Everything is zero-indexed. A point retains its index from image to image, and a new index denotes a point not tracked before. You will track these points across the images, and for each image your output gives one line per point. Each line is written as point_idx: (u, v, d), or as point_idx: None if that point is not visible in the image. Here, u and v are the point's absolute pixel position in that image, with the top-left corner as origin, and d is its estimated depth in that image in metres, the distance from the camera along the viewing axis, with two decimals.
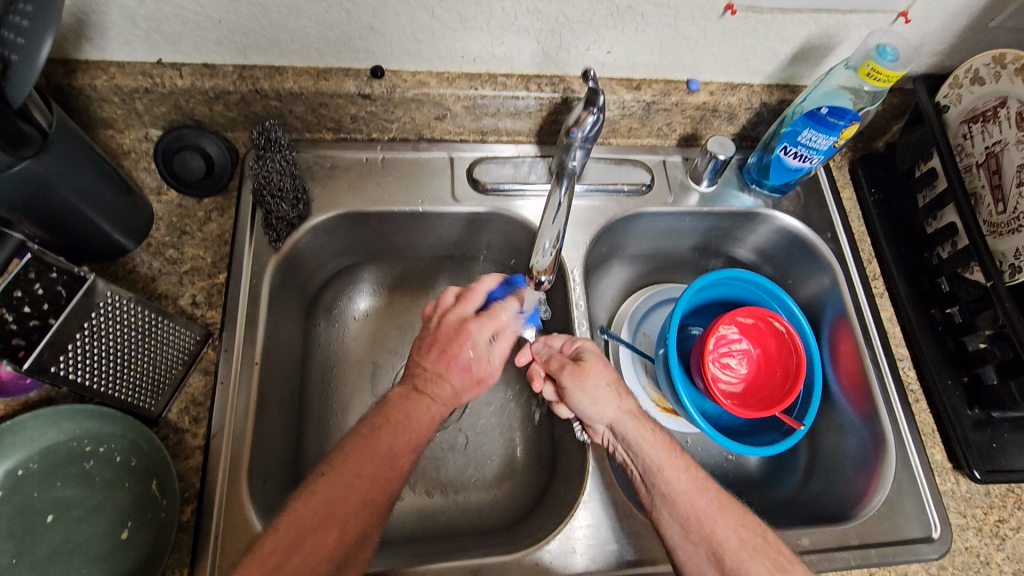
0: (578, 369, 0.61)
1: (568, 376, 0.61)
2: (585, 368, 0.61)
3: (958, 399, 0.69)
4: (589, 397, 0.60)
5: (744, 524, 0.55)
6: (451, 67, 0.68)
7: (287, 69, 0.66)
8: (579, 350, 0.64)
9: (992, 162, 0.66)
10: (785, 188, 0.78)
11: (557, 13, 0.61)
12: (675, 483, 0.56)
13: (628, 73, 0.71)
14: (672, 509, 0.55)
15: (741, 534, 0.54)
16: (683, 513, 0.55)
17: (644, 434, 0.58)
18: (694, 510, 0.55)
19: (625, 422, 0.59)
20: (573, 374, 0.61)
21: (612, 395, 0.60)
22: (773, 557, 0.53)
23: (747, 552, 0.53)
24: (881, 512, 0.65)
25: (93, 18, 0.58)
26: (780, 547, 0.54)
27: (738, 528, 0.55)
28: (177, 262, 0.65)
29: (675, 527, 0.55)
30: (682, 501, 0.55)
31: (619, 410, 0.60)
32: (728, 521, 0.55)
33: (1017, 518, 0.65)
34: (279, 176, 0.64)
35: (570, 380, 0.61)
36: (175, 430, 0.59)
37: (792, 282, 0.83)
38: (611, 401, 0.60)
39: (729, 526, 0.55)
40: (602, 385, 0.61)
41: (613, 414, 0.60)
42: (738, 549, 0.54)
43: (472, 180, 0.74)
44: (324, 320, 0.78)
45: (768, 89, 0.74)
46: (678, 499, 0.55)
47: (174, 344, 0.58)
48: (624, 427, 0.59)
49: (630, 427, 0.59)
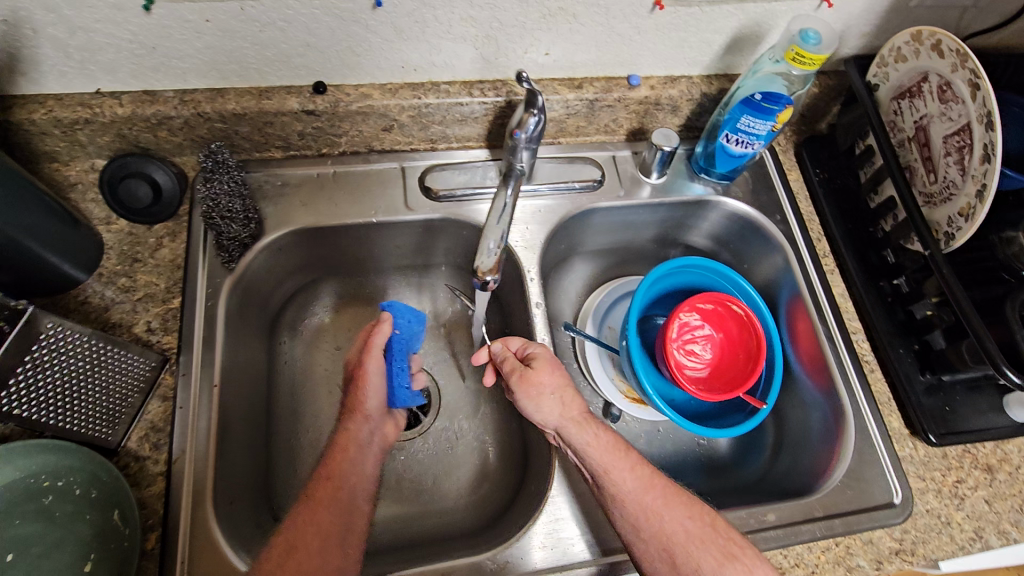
0: (523, 377, 0.62)
1: (516, 383, 0.62)
2: (528, 377, 0.62)
3: (911, 366, 0.71)
4: (534, 404, 0.61)
5: (691, 515, 0.56)
6: (392, 78, 0.69)
7: (229, 91, 0.66)
8: (530, 354, 0.64)
9: (921, 135, 0.68)
10: (733, 174, 0.80)
11: (490, 19, 0.62)
12: (621, 483, 0.57)
13: (569, 73, 0.73)
14: (622, 509, 0.56)
15: (687, 525, 0.55)
16: (631, 511, 0.56)
17: (589, 439, 0.59)
18: (641, 508, 0.56)
19: (569, 429, 0.60)
20: (521, 382, 0.62)
21: (556, 402, 0.61)
22: (720, 544, 0.54)
23: (695, 544, 0.54)
24: (844, 483, 0.66)
25: (26, 53, 0.57)
26: (728, 534, 0.55)
27: (686, 520, 0.55)
28: (130, 290, 0.65)
29: (625, 523, 0.56)
30: (630, 499, 0.56)
31: (563, 417, 0.60)
32: (675, 514, 0.56)
33: (974, 477, 0.67)
34: (228, 198, 0.64)
35: (517, 387, 0.62)
36: (136, 458, 0.58)
37: (748, 266, 0.85)
38: (555, 407, 0.61)
39: (676, 518, 0.55)
40: (545, 391, 0.61)
41: (561, 419, 0.60)
42: (685, 542, 0.54)
43: (424, 188, 0.75)
44: (288, 337, 0.78)
45: (706, 79, 0.76)
46: (626, 499, 0.56)
47: (129, 373, 0.58)
48: (567, 433, 0.60)
49: (573, 432, 0.59)
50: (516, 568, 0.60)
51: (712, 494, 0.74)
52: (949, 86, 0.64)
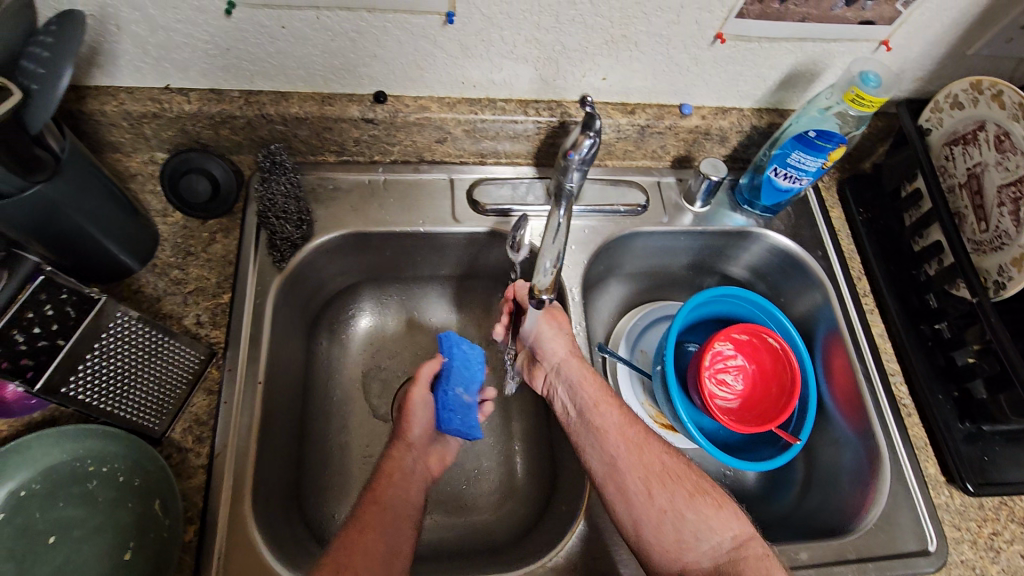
0: (549, 312, 0.71)
1: (540, 312, 0.70)
2: (551, 313, 0.71)
3: (950, 413, 0.70)
4: (548, 337, 0.70)
5: (668, 453, 0.65)
6: (451, 93, 0.70)
7: (292, 95, 0.68)
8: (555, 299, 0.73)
9: (974, 182, 0.68)
10: (777, 208, 0.80)
11: (554, 42, 0.64)
12: (607, 417, 0.66)
13: (623, 98, 0.74)
14: (605, 443, 0.64)
15: (665, 459, 0.64)
16: (612, 445, 0.64)
17: (586, 376, 0.68)
18: (624, 441, 0.64)
19: (571, 365, 0.68)
20: (545, 313, 0.70)
21: (567, 340, 0.70)
22: (692, 481, 0.62)
23: (669, 477, 0.62)
24: (878, 526, 0.66)
25: (106, 47, 0.59)
26: (699, 474, 0.64)
27: (663, 456, 0.64)
28: (182, 282, 0.66)
29: (605, 456, 0.64)
30: (614, 432, 0.65)
31: (568, 352, 0.69)
32: (654, 450, 0.65)
33: (1011, 530, 0.66)
34: (284, 199, 0.66)
35: (540, 315, 0.70)
36: (178, 449, 0.59)
37: (785, 300, 0.85)
38: (565, 344, 0.70)
39: (654, 453, 0.64)
40: (563, 330, 0.70)
41: (565, 356, 0.69)
42: (661, 473, 0.63)
43: (472, 201, 0.76)
44: (326, 339, 0.79)
45: (757, 113, 0.77)
46: (611, 432, 0.65)
47: (178, 364, 0.59)
48: (568, 367, 0.69)
49: (574, 368, 0.68)
50: None
51: None
52: (1007, 136, 0.64)
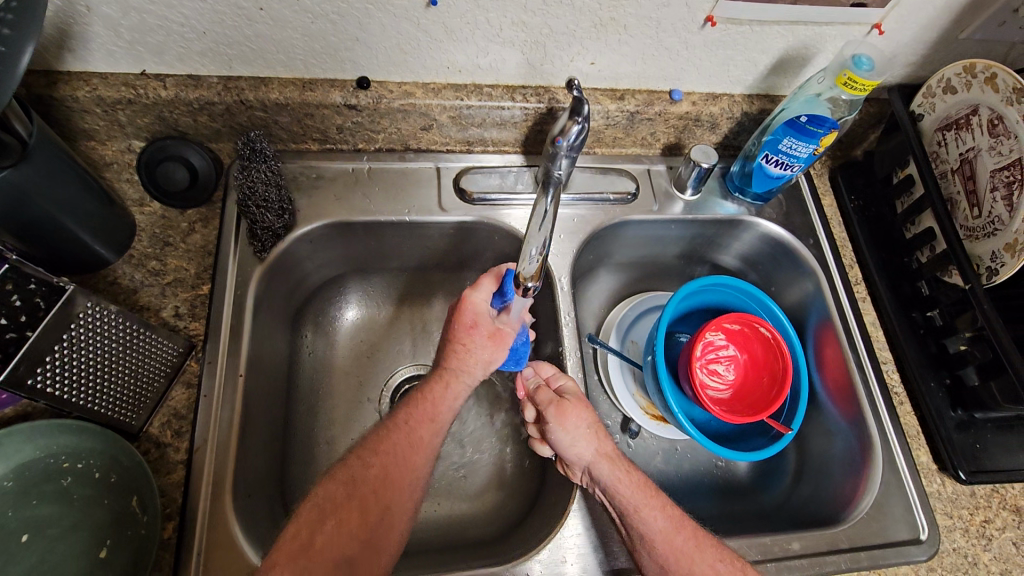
0: (559, 409, 0.61)
1: (552, 415, 0.61)
2: (564, 409, 0.61)
3: (942, 401, 0.70)
4: (569, 437, 0.60)
5: (721, 558, 0.56)
6: (436, 78, 0.69)
7: (273, 80, 0.66)
8: (559, 387, 0.65)
9: (966, 168, 0.67)
10: (768, 196, 0.79)
11: (541, 25, 0.62)
12: (653, 524, 0.56)
13: (612, 84, 0.72)
14: (651, 551, 0.56)
15: (719, 569, 0.55)
16: (661, 553, 0.55)
17: (620, 476, 0.58)
18: (672, 549, 0.55)
19: (601, 466, 0.59)
20: (557, 414, 0.61)
21: (590, 437, 0.60)
22: None
23: None
24: (870, 515, 0.65)
25: (76, 29, 0.57)
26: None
27: (716, 563, 0.55)
28: (160, 274, 0.65)
29: (653, 566, 0.56)
30: (660, 541, 0.56)
31: (597, 452, 0.59)
32: (706, 557, 0.56)
33: (1002, 518, 0.66)
34: (265, 187, 0.64)
35: (553, 419, 0.61)
36: (156, 445, 0.57)
37: (776, 289, 0.84)
38: (590, 442, 0.60)
39: (706, 561, 0.55)
40: (582, 426, 0.61)
41: (596, 453, 0.59)
42: None
43: (458, 190, 0.75)
44: (311, 331, 0.77)
45: (748, 99, 0.76)
46: (657, 540, 0.56)
47: (156, 357, 0.57)
48: (599, 470, 0.59)
49: (606, 471, 0.58)
50: None
51: (729, 518, 0.73)
52: (1000, 120, 0.63)
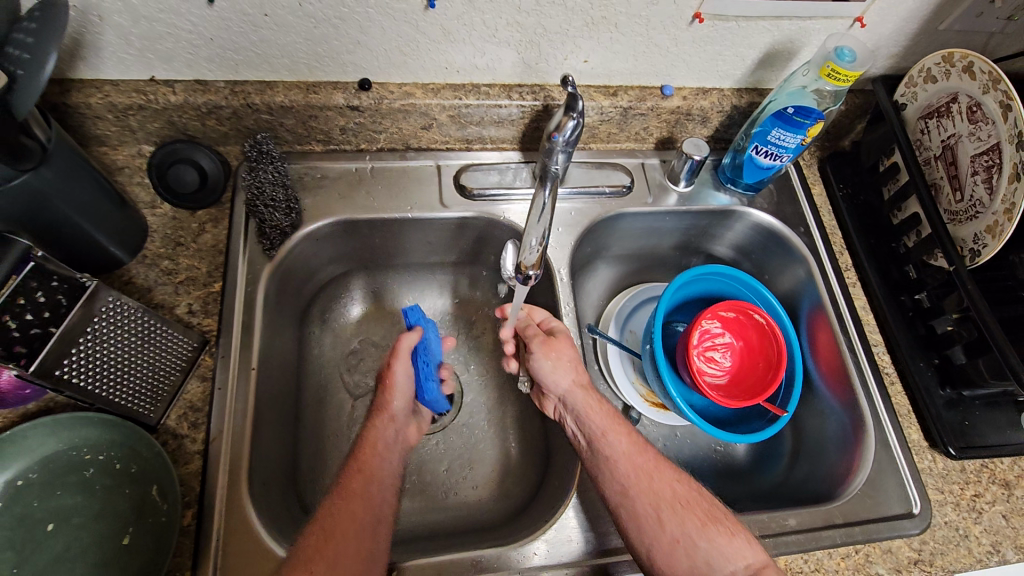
0: (547, 341, 0.66)
1: (538, 344, 0.66)
2: (551, 342, 0.66)
3: (931, 380, 0.72)
4: (551, 367, 0.65)
5: (677, 479, 0.61)
6: (435, 79, 0.71)
7: (277, 84, 0.68)
8: (549, 326, 0.69)
9: (949, 154, 0.70)
10: (759, 186, 0.81)
11: (535, 25, 0.65)
12: (617, 445, 0.61)
13: (605, 81, 0.75)
14: (614, 470, 0.60)
15: (675, 487, 0.60)
16: (623, 472, 0.60)
17: (592, 405, 0.64)
18: (633, 468, 0.60)
19: (576, 393, 0.64)
20: (543, 344, 0.66)
21: (572, 370, 0.65)
22: (703, 506, 0.59)
23: (680, 504, 0.59)
24: (863, 491, 0.67)
25: (89, 39, 0.60)
26: (710, 500, 0.60)
27: (673, 483, 0.60)
28: (173, 273, 0.67)
29: (614, 484, 0.60)
30: (623, 460, 0.61)
31: (573, 383, 0.65)
32: (664, 476, 0.60)
33: (992, 492, 0.68)
34: (272, 187, 0.66)
35: (539, 347, 0.65)
36: (174, 436, 0.59)
37: (769, 277, 0.87)
38: (570, 374, 0.65)
39: (664, 480, 0.60)
40: (564, 359, 0.65)
41: (571, 383, 0.65)
42: (671, 501, 0.59)
43: (459, 186, 0.77)
44: (318, 327, 0.79)
45: (737, 93, 0.78)
46: (620, 459, 0.61)
47: (172, 352, 0.59)
48: (574, 397, 0.64)
49: (580, 398, 0.64)
50: (539, 563, 0.61)
51: (729, 499, 0.75)
52: (979, 107, 0.65)
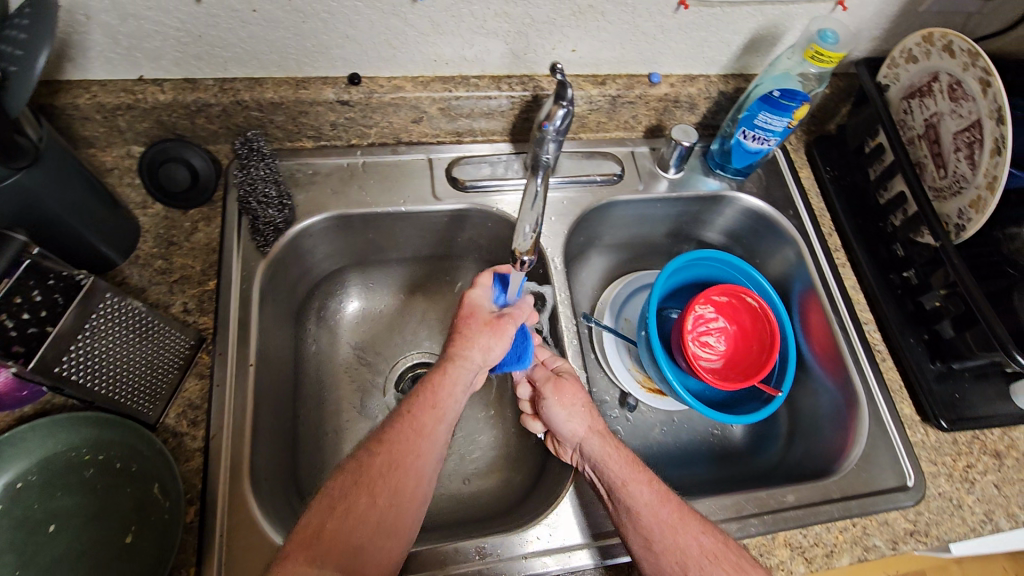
0: (556, 385, 0.65)
1: (549, 390, 0.65)
2: (559, 385, 0.65)
3: (921, 355, 0.73)
4: (565, 412, 0.64)
5: (704, 531, 0.56)
6: (425, 72, 0.71)
7: (267, 80, 0.68)
8: (557, 367, 0.68)
9: (932, 132, 0.71)
10: (748, 170, 0.82)
11: (522, 15, 0.65)
12: (638, 496, 0.58)
13: (594, 70, 0.75)
14: (636, 523, 0.57)
15: (702, 541, 0.56)
16: (646, 525, 0.56)
17: (609, 450, 0.61)
18: (656, 521, 0.56)
19: (592, 441, 0.61)
20: (553, 389, 0.65)
21: (584, 414, 0.64)
22: (733, 561, 0.55)
23: (708, 559, 0.55)
24: (858, 465, 0.69)
25: (76, 38, 0.59)
26: (741, 553, 0.56)
27: (699, 535, 0.56)
28: (166, 272, 0.67)
29: (638, 538, 0.56)
30: (646, 513, 0.57)
31: (589, 428, 0.62)
32: (689, 529, 0.56)
33: (983, 462, 0.70)
34: (264, 183, 0.66)
35: (550, 394, 0.65)
36: (174, 434, 0.59)
37: (761, 261, 0.88)
38: (584, 418, 0.63)
39: (690, 534, 0.56)
40: (576, 404, 0.64)
41: (586, 429, 0.62)
42: (699, 557, 0.55)
43: (451, 179, 0.77)
44: (314, 324, 0.79)
45: (724, 79, 0.79)
46: (642, 512, 0.57)
47: (169, 349, 0.59)
48: (590, 445, 0.61)
49: (596, 445, 0.61)
50: (543, 547, 0.61)
51: (727, 481, 0.76)
52: (959, 85, 0.67)
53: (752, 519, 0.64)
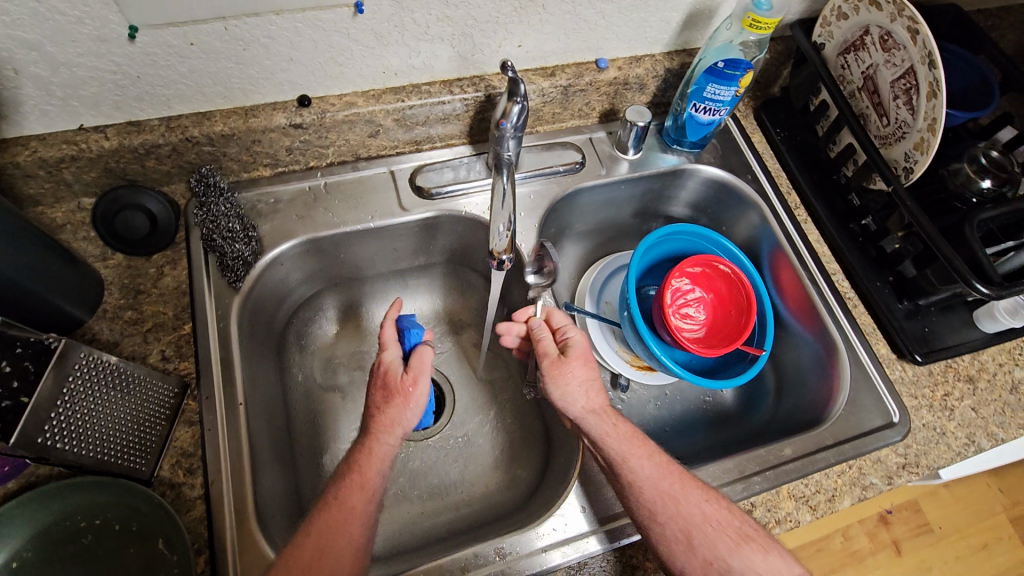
0: (555, 365, 0.65)
1: (547, 368, 0.65)
2: (558, 366, 0.64)
3: (889, 296, 0.77)
4: (560, 392, 0.64)
5: (707, 499, 0.58)
6: (375, 85, 0.71)
7: (214, 113, 0.67)
8: (566, 343, 0.67)
9: (870, 83, 0.74)
10: (703, 142, 0.84)
11: (465, 16, 0.65)
12: (639, 470, 0.59)
13: (542, 62, 0.76)
14: (639, 496, 0.58)
15: (705, 508, 0.58)
16: (649, 498, 0.58)
17: (608, 428, 0.61)
18: (658, 492, 0.58)
19: (589, 419, 0.62)
20: (552, 367, 0.65)
21: (582, 392, 0.63)
22: (736, 526, 0.57)
23: (711, 526, 0.57)
24: (846, 410, 0.71)
25: (7, 95, 0.57)
26: (742, 517, 0.58)
27: (702, 504, 0.58)
28: (138, 322, 0.65)
29: (642, 511, 0.58)
30: (648, 485, 0.58)
31: (584, 408, 0.63)
32: (692, 498, 0.58)
33: (959, 389, 0.73)
34: (227, 219, 0.66)
35: (548, 372, 0.64)
36: (171, 485, 0.58)
37: (727, 227, 0.90)
38: (581, 396, 0.63)
39: (693, 502, 0.58)
40: (574, 382, 0.64)
41: (582, 406, 0.63)
42: (702, 524, 0.57)
43: (416, 188, 0.77)
44: (298, 352, 0.78)
45: (668, 56, 0.81)
46: (644, 485, 0.58)
47: (153, 400, 0.58)
48: (587, 423, 0.62)
49: (594, 423, 0.62)
50: (560, 537, 0.62)
51: (725, 445, 0.78)
52: (889, 35, 0.70)
53: (755, 478, 0.66)
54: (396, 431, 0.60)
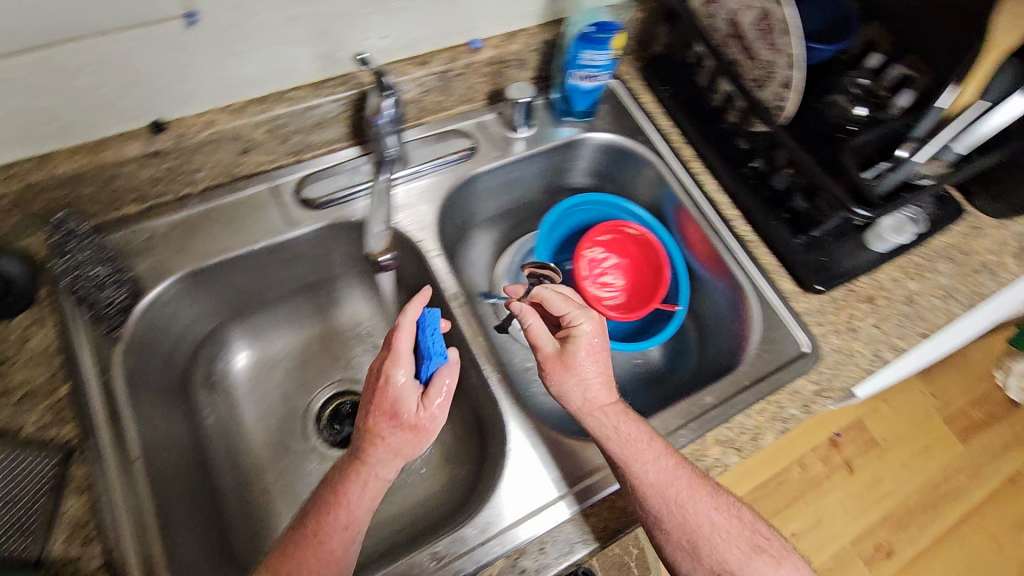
0: (562, 361, 0.63)
1: (551, 365, 0.63)
2: (566, 361, 0.63)
3: (787, 232, 0.78)
4: (564, 386, 0.63)
5: (717, 507, 0.58)
6: (235, 98, 0.67)
7: (55, 154, 0.61)
8: (571, 333, 0.64)
9: (738, 29, 0.75)
10: (591, 109, 0.85)
11: (315, 13, 0.61)
12: (644, 476, 0.58)
13: (412, 51, 0.73)
14: (643, 502, 0.58)
15: (715, 517, 0.57)
16: (654, 504, 0.58)
17: (609, 431, 0.61)
18: (666, 500, 0.57)
19: (588, 418, 0.62)
20: (557, 364, 0.63)
21: (581, 388, 0.62)
22: (747, 537, 0.57)
23: (719, 535, 0.57)
24: (759, 350, 0.74)
25: None
26: (751, 524, 0.58)
27: (713, 512, 0.57)
28: (6, 392, 0.58)
29: (649, 516, 0.58)
30: (653, 492, 0.58)
31: (584, 405, 0.62)
32: (704, 505, 0.57)
33: (863, 310, 0.76)
34: (93, 265, 0.61)
35: (554, 369, 0.63)
36: (65, 564, 0.51)
37: (631, 191, 0.91)
38: (582, 393, 0.62)
39: (705, 510, 0.57)
40: (577, 377, 0.62)
41: (581, 406, 0.62)
42: (710, 533, 0.57)
43: (301, 201, 0.74)
44: (204, 393, 0.75)
45: (544, 27, 0.79)
46: (649, 491, 0.58)
47: (21, 476, 0.52)
48: (589, 421, 0.62)
49: (596, 423, 0.61)
50: (494, 529, 0.62)
51: (656, 403, 0.80)
52: None
53: (681, 431, 0.67)
54: (393, 463, 0.56)
